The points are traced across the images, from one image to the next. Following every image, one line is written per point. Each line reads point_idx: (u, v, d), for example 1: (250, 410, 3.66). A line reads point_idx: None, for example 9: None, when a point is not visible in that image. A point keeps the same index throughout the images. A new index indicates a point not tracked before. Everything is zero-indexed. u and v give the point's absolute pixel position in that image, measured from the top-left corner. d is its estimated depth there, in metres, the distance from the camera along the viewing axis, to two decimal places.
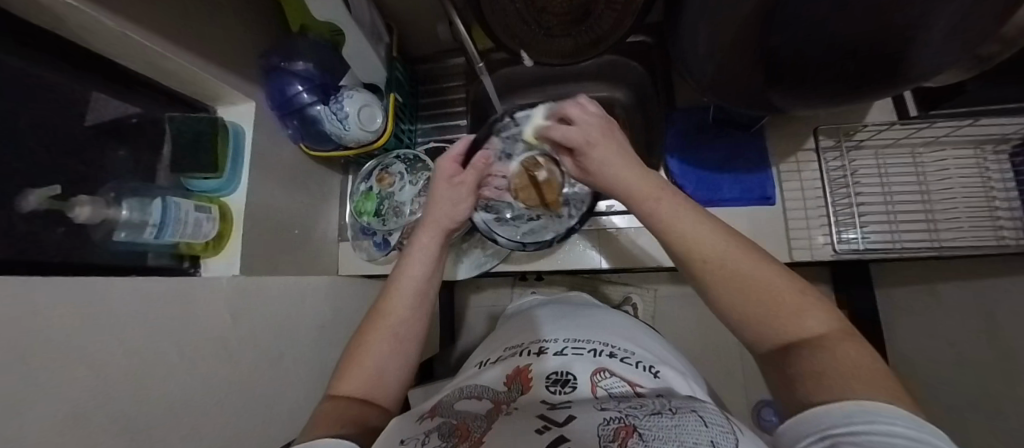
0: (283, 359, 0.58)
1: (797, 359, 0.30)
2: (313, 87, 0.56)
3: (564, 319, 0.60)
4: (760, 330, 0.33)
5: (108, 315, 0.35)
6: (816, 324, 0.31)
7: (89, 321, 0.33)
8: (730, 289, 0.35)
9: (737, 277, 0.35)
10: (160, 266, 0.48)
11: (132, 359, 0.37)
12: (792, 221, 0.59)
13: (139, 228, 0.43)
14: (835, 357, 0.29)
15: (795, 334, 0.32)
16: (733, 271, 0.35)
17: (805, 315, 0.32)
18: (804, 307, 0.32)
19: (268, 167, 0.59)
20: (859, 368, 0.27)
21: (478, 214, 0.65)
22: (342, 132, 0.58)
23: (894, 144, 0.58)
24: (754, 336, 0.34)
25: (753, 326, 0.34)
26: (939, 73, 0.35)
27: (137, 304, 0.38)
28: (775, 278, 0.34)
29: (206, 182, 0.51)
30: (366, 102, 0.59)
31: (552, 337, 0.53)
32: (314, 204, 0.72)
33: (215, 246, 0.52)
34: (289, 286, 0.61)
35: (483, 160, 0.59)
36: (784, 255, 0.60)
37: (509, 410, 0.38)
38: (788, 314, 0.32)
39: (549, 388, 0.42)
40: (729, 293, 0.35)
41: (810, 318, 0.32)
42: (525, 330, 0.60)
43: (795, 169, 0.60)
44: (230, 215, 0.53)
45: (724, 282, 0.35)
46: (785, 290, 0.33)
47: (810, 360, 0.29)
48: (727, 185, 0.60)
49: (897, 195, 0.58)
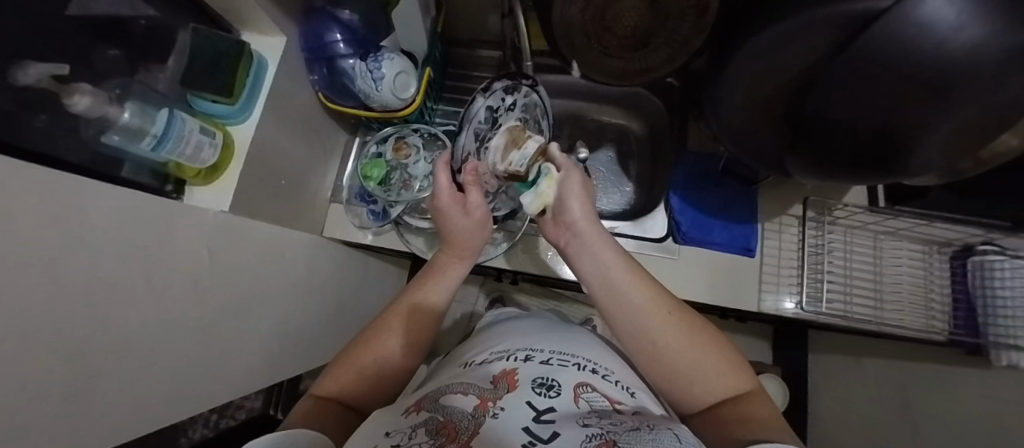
0: (249, 311, 0.54)
1: (730, 412, 0.39)
2: (352, 40, 0.53)
3: (550, 333, 0.62)
4: (690, 390, 0.42)
5: (93, 223, 0.31)
6: (731, 383, 0.41)
7: (78, 224, 0.30)
8: (666, 355, 0.42)
9: (679, 345, 0.42)
10: (137, 181, 0.42)
11: (105, 277, 0.33)
12: (767, 275, 0.63)
13: (136, 135, 0.39)
14: (751, 407, 0.39)
15: (719, 393, 0.41)
16: (669, 342, 0.42)
17: (734, 375, 0.41)
18: (727, 369, 0.42)
19: (282, 108, 0.55)
20: (765, 419, 0.37)
21: (478, 99, 0.55)
22: (373, 92, 0.53)
23: (862, 227, 0.64)
24: (684, 398, 0.42)
25: (684, 393, 0.42)
26: (922, 174, 0.41)
27: (122, 216, 0.35)
28: (699, 349, 0.42)
29: (213, 105, 0.47)
30: (403, 68, 0.54)
31: (539, 347, 0.55)
32: (314, 158, 0.68)
33: (205, 176, 0.47)
34: (267, 236, 0.56)
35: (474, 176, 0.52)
36: (753, 304, 0.63)
37: (495, 409, 0.39)
38: (719, 376, 0.41)
39: (535, 389, 0.43)
40: (685, 367, 0.42)
41: (733, 381, 0.41)
42: (505, 338, 0.61)
43: (777, 228, 0.64)
44: (231, 145, 0.49)
45: (661, 368, 0.42)
46: (709, 346, 0.43)
47: (738, 412, 0.38)
48: (719, 230, 0.63)
49: (860, 274, 0.64)
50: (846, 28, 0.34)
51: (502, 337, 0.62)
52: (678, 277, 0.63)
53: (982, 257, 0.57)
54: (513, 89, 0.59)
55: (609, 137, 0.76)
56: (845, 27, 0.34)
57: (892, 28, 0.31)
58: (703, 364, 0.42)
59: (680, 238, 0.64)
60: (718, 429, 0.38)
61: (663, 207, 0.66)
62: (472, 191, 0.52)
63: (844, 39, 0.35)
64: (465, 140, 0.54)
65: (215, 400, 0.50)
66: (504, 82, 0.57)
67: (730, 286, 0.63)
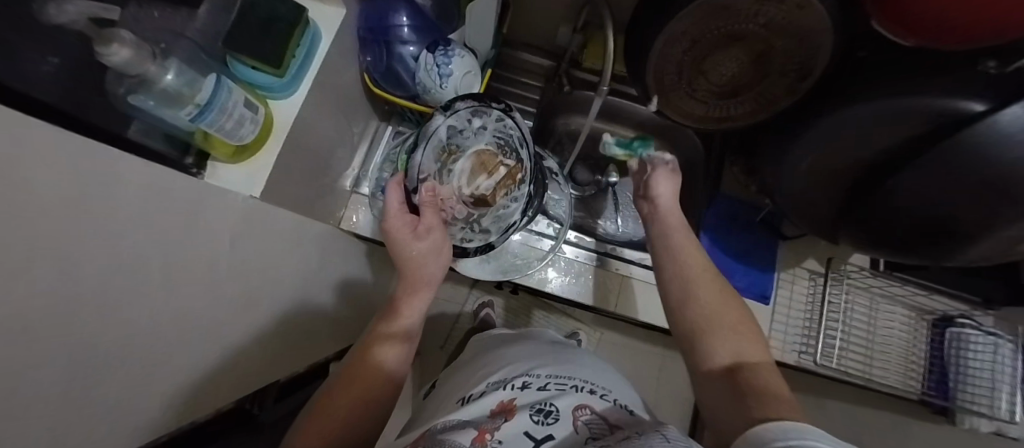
0: (256, 309, 0.47)
1: (745, 381, 0.34)
2: (415, 27, 0.49)
3: (556, 352, 0.50)
4: (709, 350, 0.37)
5: (124, 209, 0.25)
6: (753, 353, 0.37)
7: (109, 211, 0.24)
8: (704, 307, 0.39)
9: (723, 296, 0.40)
10: (163, 153, 0.35)
11: (130, 274, 0.27)
12: (777, 323, 0.66)
13: (175, 101, 0.33)
14: (762, 383, 0.33)
15: (747, 361, 0.36)
16: (716, 298, 0.40)
17: (756, 345, 0.37)
18: (751, 337, 0.38)
19: (326, 86, 0.49)
20: (772, 390, 0.32)
21: (440, 116, 0.44)
22: (436, 89, 0.48)
23: (866, 288, 0.69)
24: (704, 352, 0.37)
25: (703, 347, 0.37)
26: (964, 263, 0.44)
27: (150, 199, 0.28)
28: (734, 313, 0.39)
29: (259, 75, 0.40)
30: (471, 68, 0.49)
31: (536, 368, 0.44)
32: (342, 142, 0.62)
33: (237, 153, 0.40)
34: (285, 226, 0.49)
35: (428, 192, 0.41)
36: (762, 348, 0.66)
37: (495, 442, 0.31)
38: (747, 341, 0.37)
39: (530, 417, 0.34)
40: (707, 317, 0.39)
41: (754, 351, 0.37)
42: (506, 358, 0.50)
43: (790, 280, 0.68)
44: (271, 122, 0.43)
45: (696, 314, 0.39)
46: (746, 325, 0.38)
47: (753, 380, 0.33)
48: (741, 275, 0.66)
49: (858, 331, 0.69)
50: (937, 121, 0.36)
51: (501, 359, 0.50)
52: None
53: (960, 329, 0.65)
54: (479, 112, 0.45)
55: None
56: (934, 122, 0.36)
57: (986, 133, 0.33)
58: (736, 329, 0.38)
59: None
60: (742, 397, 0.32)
61: None
62: (426, 213, 0.40)
63: (932, 132, 0.37)
64: (424, 161, 0.45)
65: (209, 408, 0.43)
66: (470, 102, 0.44)
67: None
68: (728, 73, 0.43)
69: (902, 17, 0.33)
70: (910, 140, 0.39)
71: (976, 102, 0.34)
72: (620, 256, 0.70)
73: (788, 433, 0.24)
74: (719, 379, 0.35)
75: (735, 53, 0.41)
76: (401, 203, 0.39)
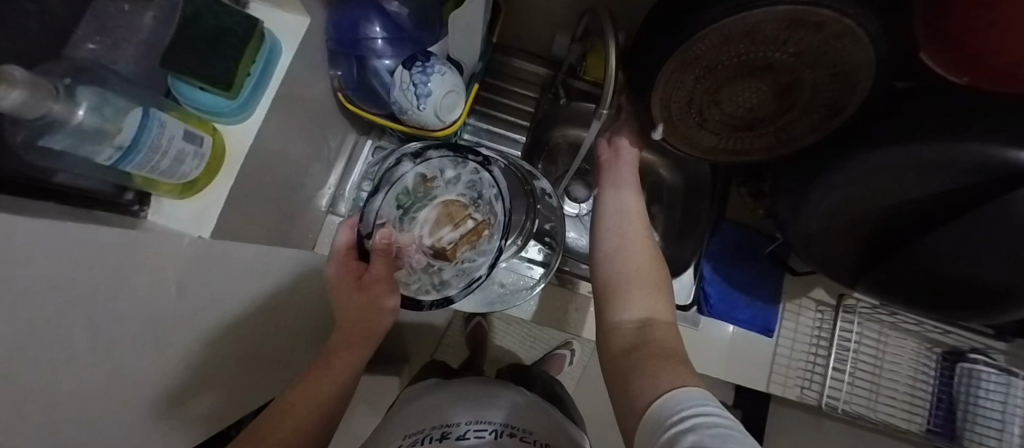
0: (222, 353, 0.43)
1: (651, 337, 0.34)
2: (396, 39, 0.42)
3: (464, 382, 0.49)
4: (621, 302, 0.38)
5: (50, 295, 0.21)
6: (659, 311, 0.38)
7: (29, 307, 0.20)
8: (628, 270, 0.39)
9: (645, 264, 0.40)
10: (93, 193, 0.30)
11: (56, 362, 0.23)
12: (779, 357, 0.62)
13: (96, 141, 0.27)
14: (663, 340, 0.34)
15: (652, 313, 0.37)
16: (641, 262, 0.40)
17: (661, 303, 0.38)
18: (655, 294, 0.38)
19: (287, 104, 0.44)
20: (669, 353, 0.33)
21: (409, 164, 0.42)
22: (414, 110, 0.43)
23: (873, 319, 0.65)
24: (619, 308, 0.38)
25: (619, 301, 0.38)
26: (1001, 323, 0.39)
27: (84, 270, 0.24)
28: (650, 272, 0.40)
29: (207, 97, 0.35)
30: (455, 85, 0.44)
31: (455, 410, 0.43)
32: (314, 158, 0.56)
33: (185, 190, 0.36)
34: (249, 260, 0.45)
35: (384, 238, 0.36)
36: (763, 383, 0.62)
37: None
38: (652, 297, 0.38)
39: None
40: (627, 276, 0.39)
41: (655, 304, 0.38)
42: (422, 395, 0.49)
43: (795, 311, 0.64)
44: (221, 150, 0.38)
45: (617, 271, 0.40)
46: (658, 282, 0.39)
47: (658, 340, 0.34)
48: (743, 307, 0.61)
49: (862, 364, 0.65)
50: (984, 174, 0.31)
51: (414, 398, 0.49)
52: (698, 349, 0.61)
53: (971, 365, 0.60)
54: (456, 163, 0.43)
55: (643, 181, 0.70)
56: (980, 175, 0.32)
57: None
58: (653, 290, 0.38)
59: (706, 309, 0.61)
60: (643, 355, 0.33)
61: (694, 272, 0.62)
62: (375, 264, 0.35)
63: (977, 186, 0.32)
64: (384, 205, 0.40)
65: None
66: (444, 153, 0.43)
67: (744, 364, 0.62)
68: (746, 104, 0.39)
69: (955, 60, 0.29)
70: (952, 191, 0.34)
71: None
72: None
73: (681, 404, 0.25)
74: (627, 332, 0.36)
75: (755, 83, 0.37)
76: (349, 244, 0.36)
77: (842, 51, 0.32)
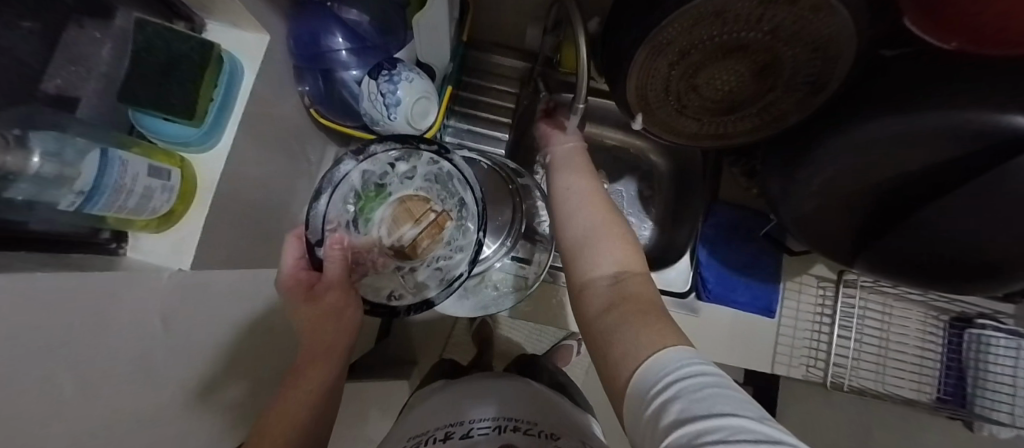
0: (215, 379, 0.43)
1: (621, 295, 0.29)
2: (360, 48, 0.41)
3: (467, 381, 0.47)
4: (581, 263, 0.33)
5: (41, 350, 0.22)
6: (631, 261, 0.32)
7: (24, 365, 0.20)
8: (580, 233, 0.34)
9: (596, 218, 0.35)
10: (61, 233, 0.30)
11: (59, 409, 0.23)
12: (783, 336, 0.61)
13: (59, 186, 0.26)
14: (636, 290, 0.29)
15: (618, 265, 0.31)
16: (592, 219, 0.35)
17: (629, 250, 0.33)
18: (619, 242, 0.33)
19: (257, 126, 0.42)
20: (649, 302, 0.28)
21: (352, 164, 0.35)
22: (384, 121, 0.42)
23: (878, 291, 0.64)
24: (583, 274, 0.32)
25: (580, 268, 0.33)
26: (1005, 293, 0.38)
27: (71, 321, 0.24)
28: (609, 215, 0.35)
29: (172, 127, 0.34)
30: (425, 91, 0.42)
31: (461, 414, 0.43)
32: (295, 176, 0.56)
33: (158, 224, 0.35)
34: (236, 285, 0.45)
35: (337, 247, 0.33)
36: (767, 365, 0.61)
37: None
38: (615, 246, 0.32)
39: None
40: (583, 235, 0.34)
41: (619, 251, 0.32)
42: (425, 396, 0.48)
43: (797, 289, 0.62)
44: (191, 181, 0.37)
45: (576, 232, 0.34)
46: (615, 226, 0.34)
47: (630, 295, 0.29)
48: (742, 288, 0.60)
49: (866, 336, 0.65)
50: (982, 142, 0.30)
51: (422, 397, 0.49)
52: (699, 335, 0.60)
53: (980, 331, 0.60)
54: (408, 156, 0.37)
55: (630, 169, 0.68)
56: (978, 142, 0.30)
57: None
58: (615, 244, 0.33)
59: (704, 294, 0.60)
60: (619, 315, 0.28)
61: (690, 258, 0.61)
62: (329, 272, 0.33)
63: (978, 152, 0.30)
64: (331, 209, 0.34)
65: None
66: (391, 147, 0.36)
67: (746, 347, 0.61)
68: (725, 86, 0.38)
69: (939, 27, 0.27)
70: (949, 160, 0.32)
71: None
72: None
73: (669, 362, 0.22)
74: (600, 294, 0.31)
75: (731, 64, 0.36)
76: (298, 259, 0.34)
77: (823, 24, 0.30)
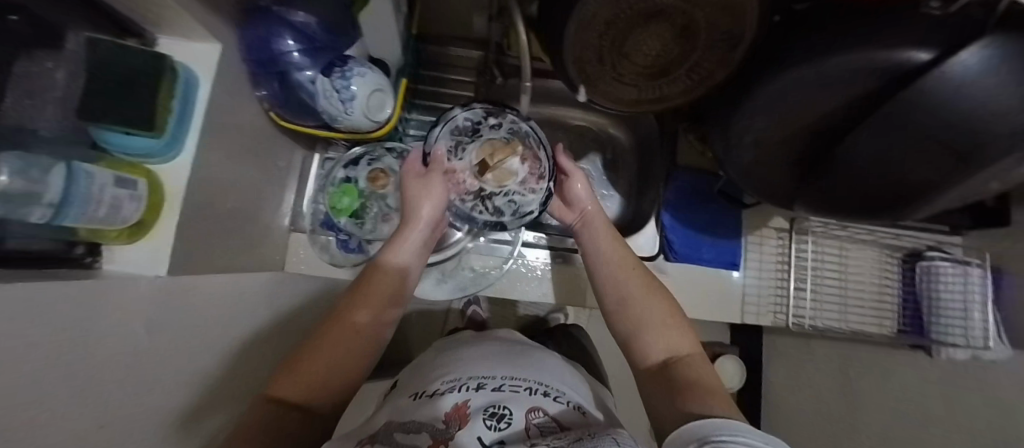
0: (221, 379, 0.45)
1: (682, 371, 0.40)
2: (310, 50, 0.43)
3: (495, 350, 0.48)
4: (636, 342, 0.44)
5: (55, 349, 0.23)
6: (681, 345, 0.43)
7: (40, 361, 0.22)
8: (632, 310, 0.45)
9: (635, 299, 0.46)
10: (47, 252, 0.31)
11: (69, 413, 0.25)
12: (750, 288, 0.65)
13: (26, 200, 0.27)
14: (694, 367, 0.40)
15: (673, 348, 0.42)
16: (634, 298, 0.46)
17: (682, 334, 0.43)
18: (671, 326, 0.44)
19: (220, 133, 0.44)
20: (702, 379, 0.38)
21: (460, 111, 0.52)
22: (342, 116, 0.44)
23: (834, 235, 0.68)
24: (637, 350, 0.43)
25: (631, 341, 0.44)
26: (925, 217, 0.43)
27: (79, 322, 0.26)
28: (663, 299, 0.46)
29: (134, 140, 0.35)
30: (378, 85, 0.45)
31: (488, 370, 0.42)
32: (265, 182, 0.57)
33: (131, 234, 0.37)
34: (223, 288, 0.46)
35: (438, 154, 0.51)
36: (737, 316, 0.65)
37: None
38: (660, 330, 0.43)
39: (483, 423, 0.34)
40: (644, 313, 0.45)
41: (686, 336, 0.43)
42: (452, 350, 0.51)
43: (759, 242, 0.66)
44: (159, 190, 0.39)
45: (632, 313, 0.45)
46: (673, 311, 0.45)
47: (687, 373, 0.39)
48: (707, 247, 0.64)
49: (826, 279, 0.69)
50: (880, 76, 0.33)
51: (448, 351, 0.50)
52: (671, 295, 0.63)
53: (930, 262, 0.65)
54: (497, 112, 0.54)
55: (594, 145, 0.72)
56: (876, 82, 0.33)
57: (931, 91, 0.29)
58: (677, 328, 0.43)
59: (671, 255, 0.63)
60: (671, 391, 0.37)
61: (655, 223, 0.64)
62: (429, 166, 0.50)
63: (876, 88, 0.34)
64: (440, 138, 0.52)
65: None
66: (487, 105, 0.54)
67: (717, 301, 0.64)
68: (655, 51, 0.40)
69: None
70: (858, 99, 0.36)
71: (922, 52, 0.31)
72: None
73: (716, 426, 0.27)
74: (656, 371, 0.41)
75: (657, 30, 0.38)
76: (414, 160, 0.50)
77: None
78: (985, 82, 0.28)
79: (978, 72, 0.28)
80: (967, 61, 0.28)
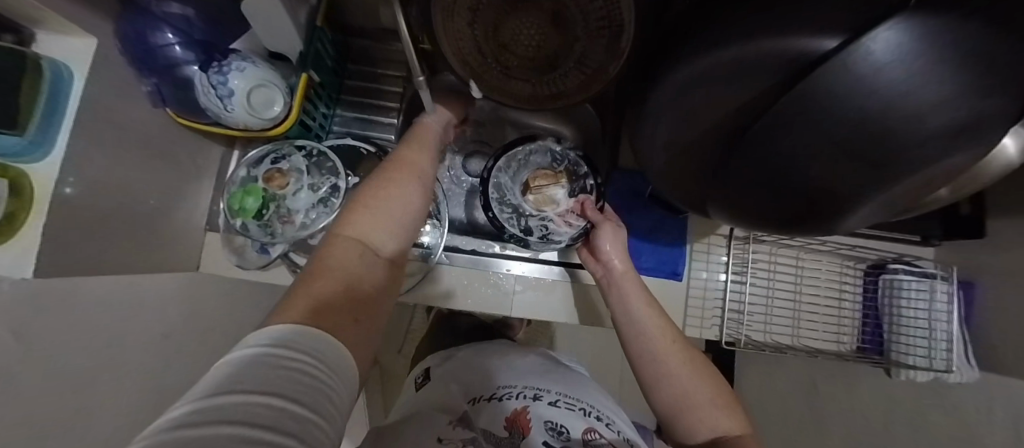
0: (138, 378, 0.45)
1: None
2: (189, 43, 0.42)
3: (536, 363, 0.51)
4: (683, 420, 0.41)
5: None
6: (729, 424, 0.40)
7: None
8: (671, 385, 0.43)
9: (674, 372, 0.43)
10: None
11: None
12: (693, 298, 0.62)
13: None
14: None
15: (723, 430, 0.39)
16: (670, 372, 0.43)
17: (723, 412, 0.40)
18: (714, 406, 0.41)
19: (108, 134, 0.43)
20: None
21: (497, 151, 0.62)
22: (222, 112, 0.45)
23: (788, 244, 0.63)
24: (689, 430, 0.41)
25: (682, 419, 0.41)
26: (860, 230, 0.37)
27: None
28: (704, 379, 0.43)
29: (0, 139, 0.32)
30: (263, 81, 0.45)
31: (544, 385, 0.46)
32: (172, 183, 0.56)
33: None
34: (124, 290, 0.46)
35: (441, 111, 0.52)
36: (679, 327, 0.62)
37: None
38: (705, 407, 0.41)
39: (546, 431, 0.39)
40: (685, 389, 0.42)
41: (723, 419, 0.40)
42: (497, 350, 0.54)
43: (705, 250, 0.63)
44: (28, 188, 0.35)
45: (676, 394, 0.42)
46: (710, 385, 0.43)
47: None
48: (647, 254, 0.62)
49: (777, 291, 0.64)
50: (789, 68, 0.27)
51: (492, 353, 0.53)
52: None
53: (893, 276, 0.59)
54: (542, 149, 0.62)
55: None
56: (785, 70, 0.27)
57: (836, 78, 0.23)
58: (718, 406, 0.41)
59: None
60: None
61: None
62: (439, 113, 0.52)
63: (783, 83, 0.27)
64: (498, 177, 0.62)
65: None
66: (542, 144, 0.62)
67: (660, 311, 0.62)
68: None
69: None
70: (761, 95, 0.29)
71: (829, 39, 0.25)
72: (510, 256, 0.66)
73: None
74: None
75: None
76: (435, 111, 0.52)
77: None
78: (898, 68, 0.22)
79: (886, 59, 0.22)
80: (881, 39, 0.21)
